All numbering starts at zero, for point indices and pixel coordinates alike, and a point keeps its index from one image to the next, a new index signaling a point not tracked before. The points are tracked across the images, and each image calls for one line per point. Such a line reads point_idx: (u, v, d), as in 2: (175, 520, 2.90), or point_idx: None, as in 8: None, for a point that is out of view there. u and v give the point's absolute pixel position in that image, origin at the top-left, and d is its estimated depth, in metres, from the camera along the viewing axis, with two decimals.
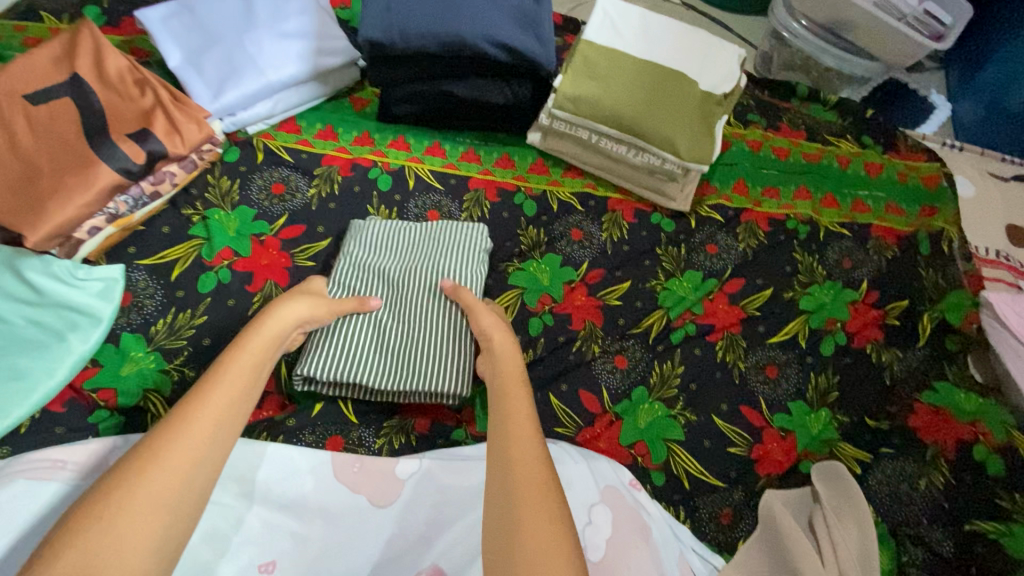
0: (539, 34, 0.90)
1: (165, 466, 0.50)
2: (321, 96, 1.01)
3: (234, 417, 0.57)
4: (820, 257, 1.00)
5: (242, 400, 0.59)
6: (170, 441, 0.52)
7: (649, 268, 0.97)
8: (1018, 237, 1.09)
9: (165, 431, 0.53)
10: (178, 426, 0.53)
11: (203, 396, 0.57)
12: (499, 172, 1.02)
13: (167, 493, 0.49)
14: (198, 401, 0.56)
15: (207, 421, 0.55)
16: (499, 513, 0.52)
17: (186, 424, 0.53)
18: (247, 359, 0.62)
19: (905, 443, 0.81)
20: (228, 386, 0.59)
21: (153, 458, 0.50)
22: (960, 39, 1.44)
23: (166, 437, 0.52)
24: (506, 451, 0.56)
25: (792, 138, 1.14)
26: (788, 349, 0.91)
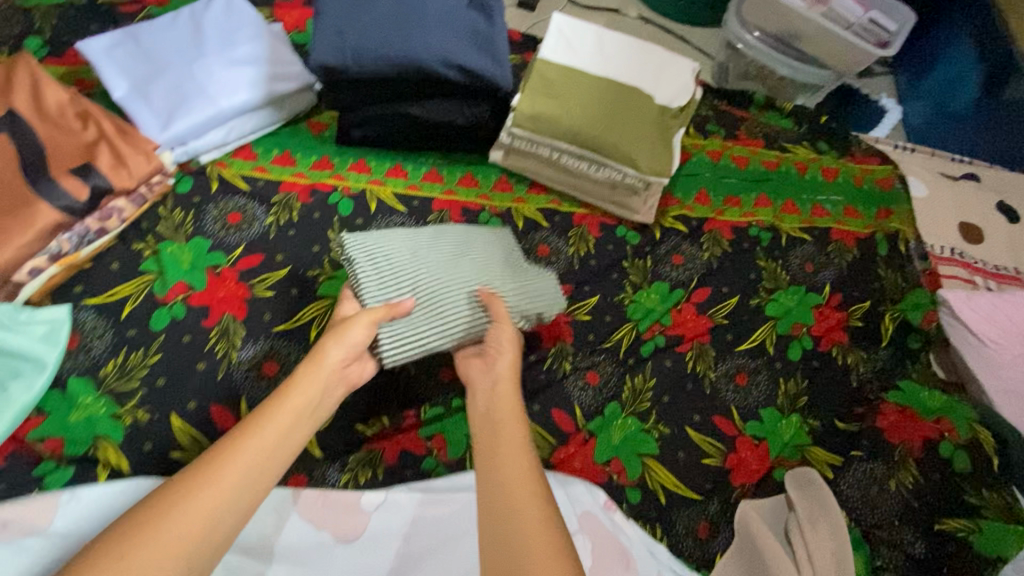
0: (496, 54, 0.89)
1: (198, 509, 0.52)
2: (277, 121, 0.99)
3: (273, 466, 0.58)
4: (783, 262, 1.02)
5: (282, 447, 0.60)
6: (211, 477, 0.54)
7: (616, 282, 0.97)
8: (971, 234, 1.12)
9: (206, 470, 0.55)
10: (217, 463, 0.55)
11: (250, 436, 0.58)
12: (463, 191, 1.01)
13: (191, 532, 0.51)
14: (245, 441, 0.58)
15: (246, 466, 0.56)
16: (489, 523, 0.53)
17: (224, 468, 0.55)
18: (299, 399, 0.63)
19: (876, 446, 0.81)
20: (273, 428, 0.60)
21: (191, 493, 0.53)
22: (905, 45, 1.50)
23: (207, 475, 0.54)
24: (497, 462, 0.57)
25: (750, 147, 1.16)
26: (756, 356, 0.92)
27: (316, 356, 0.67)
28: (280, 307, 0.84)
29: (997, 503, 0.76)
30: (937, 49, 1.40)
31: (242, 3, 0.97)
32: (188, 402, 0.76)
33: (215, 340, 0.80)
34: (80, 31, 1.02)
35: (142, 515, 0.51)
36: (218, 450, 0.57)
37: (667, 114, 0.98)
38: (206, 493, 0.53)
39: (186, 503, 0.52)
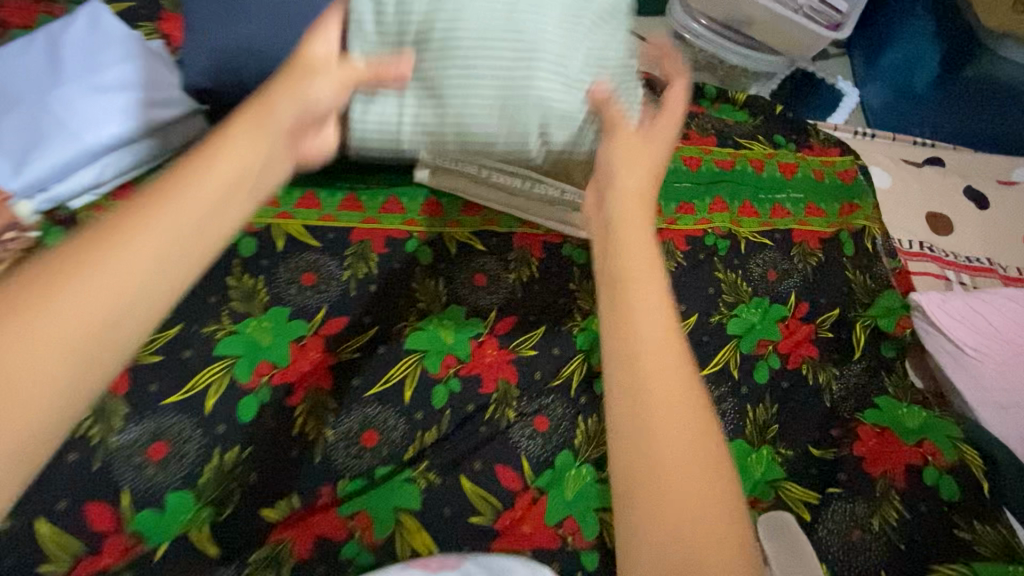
0: None
1: (76, 292, 0.38)
2: (164, 153, 0.85)
3: (197, 249, 0.42)
4: (744, 272, 0.93)
5: (199, 255, 0.43)
6: (96, 272, 0.39)
7: (564, 309, 0.88)
8: (938, 224, 1.05)
9: (109, 228, 0.40)
10: (137, 216, 0.41)
11: (176, 185, 0.43)
12: (386, 218, 0.90)
13: (47, 359, 0.36)
14: (170, 195, 0.42)
15: (145, 260, 0.40)
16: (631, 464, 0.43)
17: (126, 245, 0.40)
18: (242, 137, 0.47)
19: (852, 480, 0.73)
20: (211, 170, 0.44)
21: (95, 262, 0.39)
22: (859, 21, 1.41)
23: (121, 224, 0.40)
24: (658, 392, 0.44)
25: (702, 146, 1.07)
26: (721, 381, 0.83)
27: (261, 106, 0.49)
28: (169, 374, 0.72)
29: (991, 538, 0.68)
30: (892, 25, 1.30)
31: (109, 19, 0.84)
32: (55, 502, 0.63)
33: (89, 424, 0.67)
34: None
35: (7, 297, 0.37)
36: (140, 201, 0.42)
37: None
38: (77, 310, 0.37)
39: (39, 322, 0.36)
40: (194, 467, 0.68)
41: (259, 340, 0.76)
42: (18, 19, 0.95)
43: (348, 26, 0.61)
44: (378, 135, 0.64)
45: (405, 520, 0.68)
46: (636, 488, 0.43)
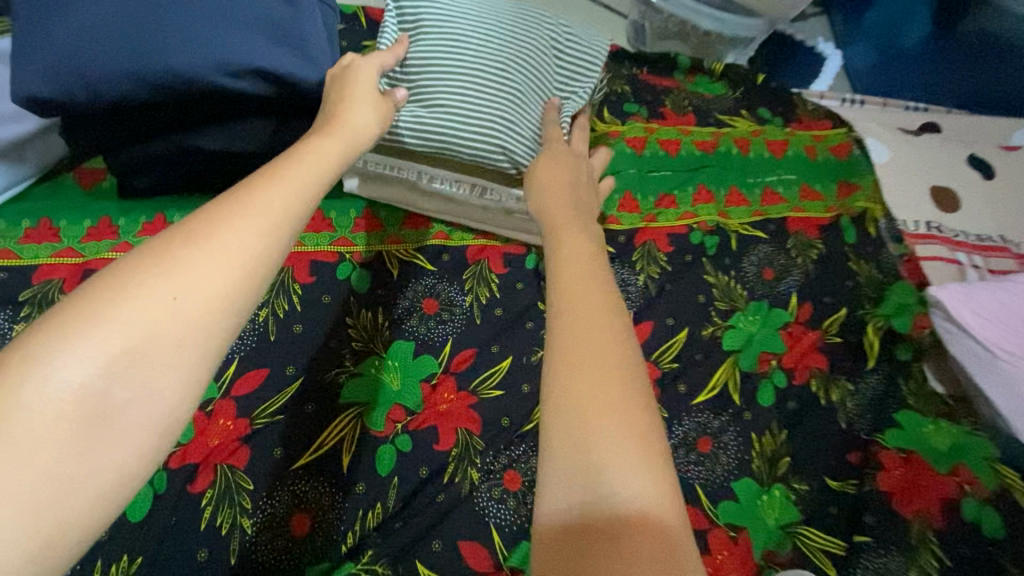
0: (304, 50, 0.61)
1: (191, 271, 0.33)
2: (20, 179, 0.70)
3: (301, 197, 0.40)
4: (736, 273, 0.81)
5: (301, 206, 0.39)
6: (203, 244, 0.34)
7: (532, 335, 0.74)
8: (943, 200, 0.94)
9: (231, 199, 0.36)
10: (248, 194, 0.37)
11: (281, 166, 0.41)
12: (309, 239, 0.74)
13: (168, 357, 0.31)
14: (284, 170, 0.41)
15: (256, 226, 0.36)
16: (563, 429, 0.34)
17: (213, 228, 0.35)
18: (349, 138, 0.50)
19: (881, 523, 0.63)
20: (315, 162, 0.44)
21: (124, 290, 0.31)
22: None
23: (230, 202, 0.36)
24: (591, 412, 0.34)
25: (679, 126, 0.93)
26: (719, 408, 0.71)
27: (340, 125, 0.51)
28: None
29: None
30: None
31: None
32: None
33: None
34: None
35: (88, 288, 0.31)
36: (251, 181, 0.39)
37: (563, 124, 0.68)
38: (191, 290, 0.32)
39: (119, 304, 0.31)
40: None
41: None
42: None
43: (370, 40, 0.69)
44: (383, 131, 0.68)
45: None
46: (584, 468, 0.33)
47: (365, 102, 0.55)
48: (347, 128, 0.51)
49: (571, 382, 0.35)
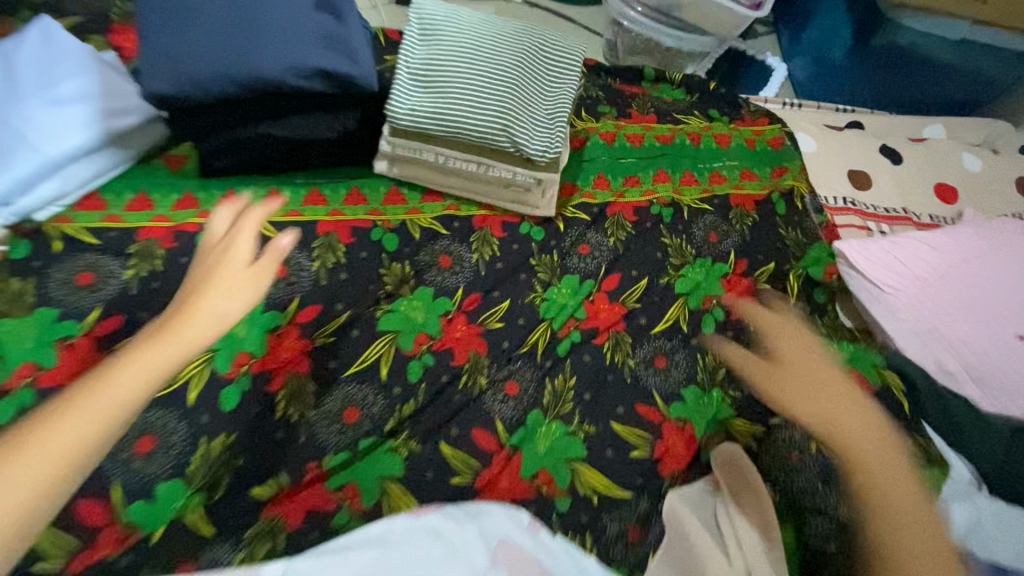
0: (351, 53, 0.82)
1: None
2: (124, 162, 0.89)
3: (119, 404, 0.53)
4: (687, 236, 1.01)
5: (99, 443, 0.52)
6: (41, 437, 0.49)
7: (525, 283, 0.93)
8: (859, 180, 1.16)
9: (6, 451, 0.47)
10: (90, 394, 0.53)
11: (93, 394, 0.53)
12: (349, 210, 0.94)
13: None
14: (99, 390, 0.53)
15: (40, 474, 0.47)
16: (906, 537, 0.62)
17: (77, 405, 0.51)
18: (205, 325, 0.63)
19: (790, 407, 0.82)
20: (135, 373, 0.56)
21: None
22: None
23: (48, 420, 0.50)
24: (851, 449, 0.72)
25: (644, 123, 1.14)
26: (672, 335, 0.91)
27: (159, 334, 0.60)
28: None
29: (908, 446, 0.77)
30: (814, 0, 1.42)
31: (60, 36, 0.88)
32: None
33: None
34: None
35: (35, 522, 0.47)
36: (48, 410, 0.52)
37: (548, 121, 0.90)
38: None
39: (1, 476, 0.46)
40: (181, 457, 0.70)
41: (235, 332, 0.79)
42: None
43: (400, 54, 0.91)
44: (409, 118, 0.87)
45: (391, 487, 0.72)
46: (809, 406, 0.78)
47: (239, 280, 0.69)
48: (208, 308, 0.65)
49: (854, 457, 0.73)
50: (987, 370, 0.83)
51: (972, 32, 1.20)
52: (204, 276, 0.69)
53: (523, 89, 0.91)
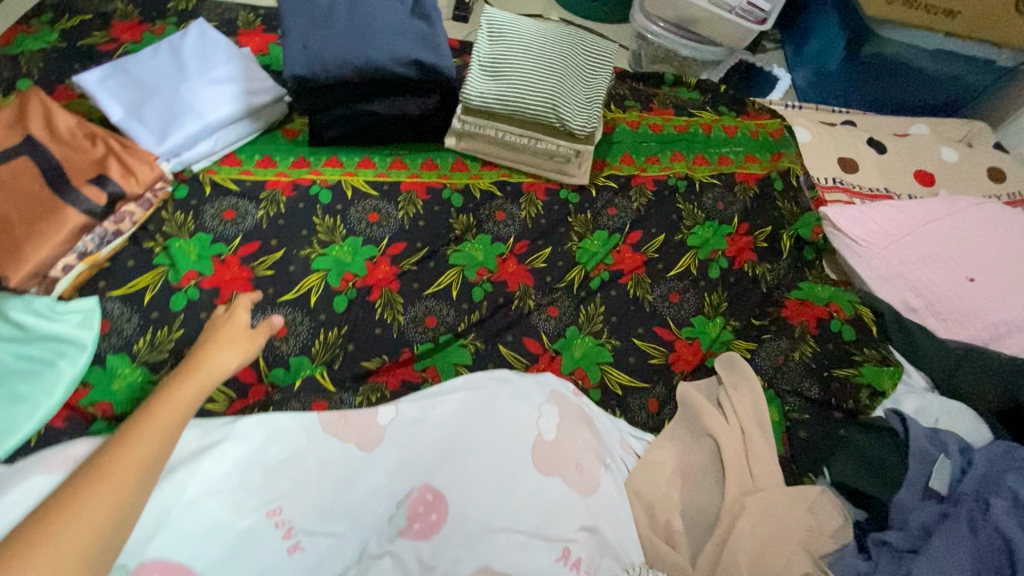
0: (437, 48, 1.07)
1: (66, 534, 0.49)
2: (255, 131, 1.13)
3: (151, 450, 0.58)
4: (698, 204, 1.22)
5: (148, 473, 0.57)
6: (101, 478, 0.54)
7: (564, 235, 1.15)
8: (847, 166, 1.36)
9: (76, 496, 0.52)
10: (140, 428, 0.59)
11: (127, 440, 0.58)
12: (425, 174, 1.17)
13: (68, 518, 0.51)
14: (135, 433, 0.58)
15: (106, 501, 0.53)
16: None
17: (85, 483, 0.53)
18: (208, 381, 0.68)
19: (780, 328, 1.02)
20: (174, 402, 0.63)
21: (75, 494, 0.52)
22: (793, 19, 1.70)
23: (106, 460, 0.55)
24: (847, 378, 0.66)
25: (663, 115, 1.37)
26: (684, 278, 1.11)
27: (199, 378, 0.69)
28: (280, 282, 0.98)
29: (874, 356, 0.97)
30: (814, 19, 1.65)
31: (211, 32, 1.13)
32: None
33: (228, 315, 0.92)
34: (67, 71, 1.16)
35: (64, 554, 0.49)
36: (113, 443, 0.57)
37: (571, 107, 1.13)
38: (84, 515, 0.51)
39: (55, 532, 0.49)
40: (307, 342, 0.93)
41: (343, 258, 1.03)
42: (131, 38, 1.23)
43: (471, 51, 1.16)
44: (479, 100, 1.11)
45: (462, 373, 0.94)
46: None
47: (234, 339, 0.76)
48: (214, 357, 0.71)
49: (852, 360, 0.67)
50: (944, 304, 1.02)
51: (944, 42, 1.42)
52: (234, 335, 0.76)
53: (568, 79, 1.14)
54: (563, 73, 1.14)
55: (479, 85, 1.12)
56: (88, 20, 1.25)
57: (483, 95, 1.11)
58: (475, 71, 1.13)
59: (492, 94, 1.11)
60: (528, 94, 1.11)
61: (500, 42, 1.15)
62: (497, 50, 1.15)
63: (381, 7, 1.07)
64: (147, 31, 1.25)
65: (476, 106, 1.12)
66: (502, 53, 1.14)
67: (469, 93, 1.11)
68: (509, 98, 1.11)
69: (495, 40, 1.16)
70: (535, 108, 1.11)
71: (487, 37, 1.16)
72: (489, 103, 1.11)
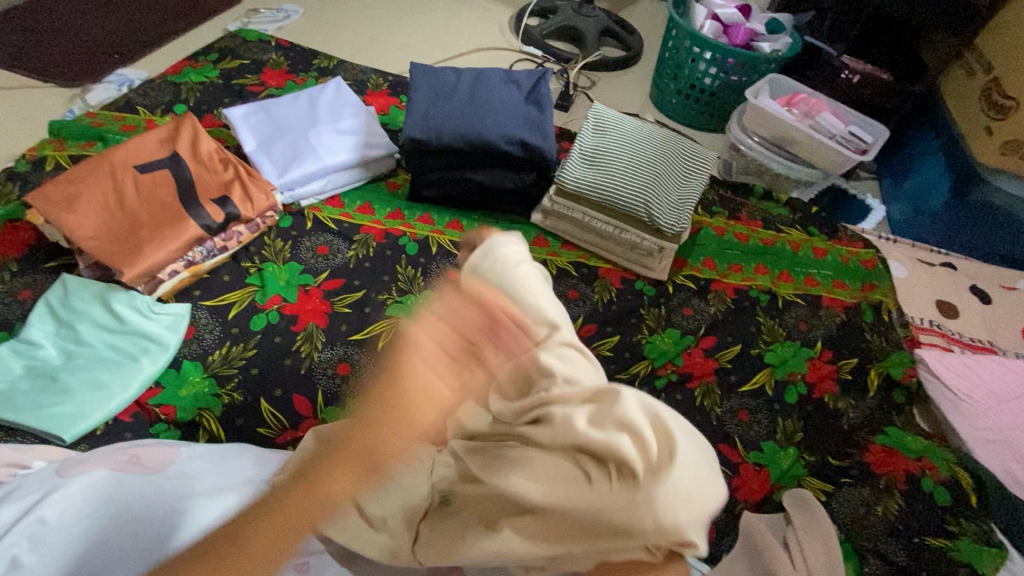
0: (546, 134, 1.12)
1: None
2: (362, 179, 1.19)
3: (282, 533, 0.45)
4: (779, 320, 1.17)
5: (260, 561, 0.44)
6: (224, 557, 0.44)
7: (635, 325, 1.12)
8: (945, 310, 1.28)
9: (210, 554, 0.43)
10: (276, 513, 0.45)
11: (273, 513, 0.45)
12: None
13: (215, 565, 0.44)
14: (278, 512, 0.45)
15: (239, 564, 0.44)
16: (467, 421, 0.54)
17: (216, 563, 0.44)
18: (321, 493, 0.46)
19: (863, 474, 0.94)
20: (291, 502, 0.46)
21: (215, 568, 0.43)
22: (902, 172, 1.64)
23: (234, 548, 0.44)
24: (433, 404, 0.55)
25: (750, 226, 1.34)
26: (757, 396, 1.04)
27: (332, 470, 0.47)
28: (353, 321, 0.99)
29: (974, 529, 0.88)
30: (915, 156, 1.61)
31: (347, 90, 1.25)
32: (274, 389, 0.89)
33: (302, 344, 0.94)
34: (216, 102, 1.32)
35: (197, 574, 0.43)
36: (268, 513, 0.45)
37: (672, 210, 1.13)
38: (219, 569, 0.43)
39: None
40: None
41: None
42: (276, 84, 1.39)
43: (574, 140, 1.21)
44: (574, 188, 1.13)
45: None
46: (564, 532, 0.46)
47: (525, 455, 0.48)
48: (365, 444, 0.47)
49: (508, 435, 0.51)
50: None
51: None
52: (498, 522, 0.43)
53: (662, 179, 1.15)
54: (659, 172, 1.15)
55: (571, 171, 1.14)
56: (246, 65, 1.44)
57: (578, 182, 1.13)
58: (571, 157, 1.17)
59: (583, 181, 1.13)
60: (621, 190, 1.12)
61: (596, 136, 1.19)
62: (595, 142, 1.18)
63: (501, 93, 1.16)
64: (290, 80, 1.41)
65: (564, 193, 1.15)
66: (599, 146, 1.17)
67: (561, 179, 1.14)
68: (597, 192, 1.13)
69: (596, 133, 1.20)
70: (629, 205, 1.11)
71: (592, 129, 1.21)
72: (581, 189, 1.13)
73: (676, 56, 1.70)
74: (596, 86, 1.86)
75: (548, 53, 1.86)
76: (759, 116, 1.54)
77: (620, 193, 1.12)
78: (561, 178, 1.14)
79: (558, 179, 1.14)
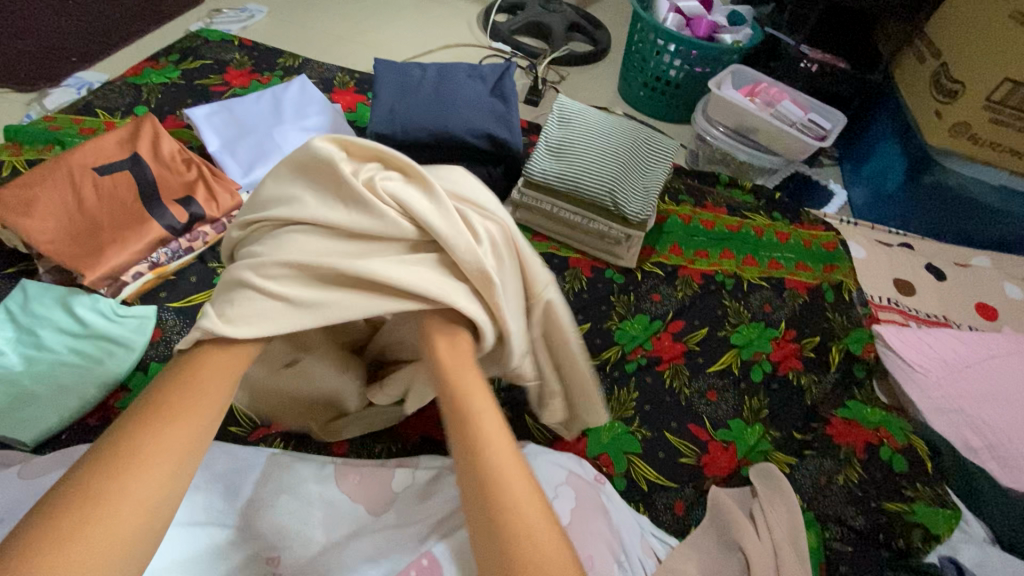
0: (511, 127, 1.14)
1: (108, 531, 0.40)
2: None
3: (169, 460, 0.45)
4: (745, 303, 1.20)
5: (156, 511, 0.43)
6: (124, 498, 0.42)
7: (605, 312, 1.14)
8: (902, 288, 1.33)
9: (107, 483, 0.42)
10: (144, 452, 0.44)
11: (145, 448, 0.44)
12: None
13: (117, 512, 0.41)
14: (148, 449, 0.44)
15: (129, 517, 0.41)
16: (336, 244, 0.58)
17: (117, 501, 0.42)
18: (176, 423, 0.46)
19: (825, 446, 0.97)
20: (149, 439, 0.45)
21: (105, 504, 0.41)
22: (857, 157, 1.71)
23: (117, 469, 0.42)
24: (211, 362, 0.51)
25: (715, 213, 1.38)
26: (724, 376, 1.07)
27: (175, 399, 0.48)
28: None
29: (929, 493, 0.92)
30: (873, 142, 1.67)
31: (312, 87, 1.24)
32: None
33: None
34: (179, 103, 1.30)
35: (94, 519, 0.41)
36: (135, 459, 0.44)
37: (637, 198, 1.15)
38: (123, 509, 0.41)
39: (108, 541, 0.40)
40: None
41: None
42: (240, 84, 1.38)
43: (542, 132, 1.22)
44: (541, 179, 1.15)
45: None
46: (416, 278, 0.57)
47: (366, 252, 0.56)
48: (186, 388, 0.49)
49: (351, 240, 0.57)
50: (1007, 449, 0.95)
51: (1010, 180, 1.44)
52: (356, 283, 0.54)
53: (626, 168, 1.17)
54: (624, 161, 1.17)
55: (538, 163, 1.15)
56: (209, 65, 1.42)
57: (545, 174, 1.14)
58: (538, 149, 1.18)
59: (550, 172, 1.14)
60: (587, 180, 1.14)
61: (562, 128, 1.21)
62: (561, 133, 1.20)
63: (466, 87, 1.17)
64: (255, 79, 1.40)
65: (532, 184, 1.16)
66: (564, 137, 1.19)
67: (529, 171, 1.15)
68: (563, 181, 1.14)
69: (562, 125, 1.21)
70: (596, 194, 1.13)
71: (557, 121, 1.22)
72: (548, 180, 1.14)
73: (642, 49, 1.72)
74: (565, 81, 1.88)
75: (516, 48, 1.88)
76: (723, 106, 1.58)
77: (586, 183, 1.13)
78: (528, 169, 1.15)
79: (526, 171, 1.15)
